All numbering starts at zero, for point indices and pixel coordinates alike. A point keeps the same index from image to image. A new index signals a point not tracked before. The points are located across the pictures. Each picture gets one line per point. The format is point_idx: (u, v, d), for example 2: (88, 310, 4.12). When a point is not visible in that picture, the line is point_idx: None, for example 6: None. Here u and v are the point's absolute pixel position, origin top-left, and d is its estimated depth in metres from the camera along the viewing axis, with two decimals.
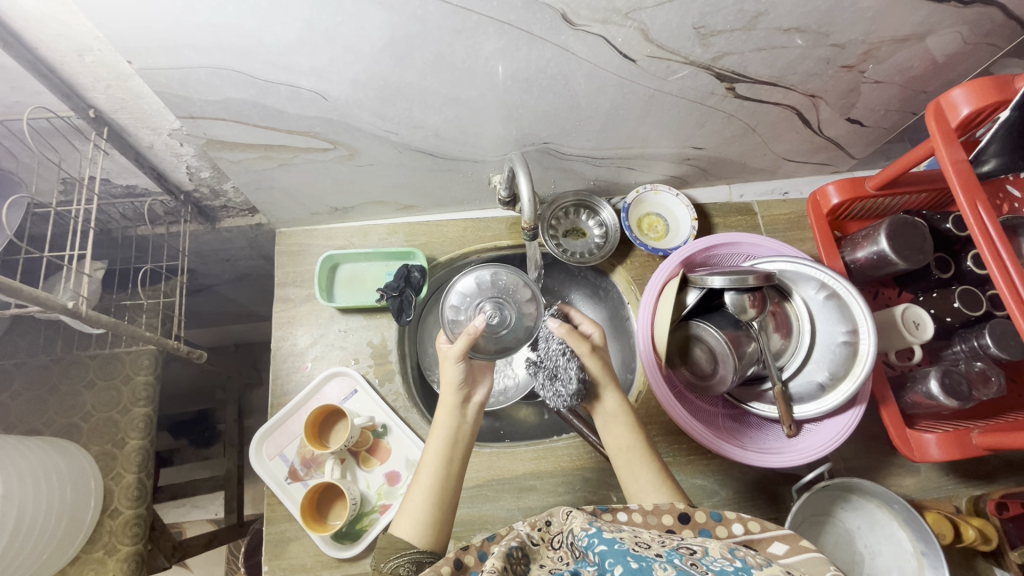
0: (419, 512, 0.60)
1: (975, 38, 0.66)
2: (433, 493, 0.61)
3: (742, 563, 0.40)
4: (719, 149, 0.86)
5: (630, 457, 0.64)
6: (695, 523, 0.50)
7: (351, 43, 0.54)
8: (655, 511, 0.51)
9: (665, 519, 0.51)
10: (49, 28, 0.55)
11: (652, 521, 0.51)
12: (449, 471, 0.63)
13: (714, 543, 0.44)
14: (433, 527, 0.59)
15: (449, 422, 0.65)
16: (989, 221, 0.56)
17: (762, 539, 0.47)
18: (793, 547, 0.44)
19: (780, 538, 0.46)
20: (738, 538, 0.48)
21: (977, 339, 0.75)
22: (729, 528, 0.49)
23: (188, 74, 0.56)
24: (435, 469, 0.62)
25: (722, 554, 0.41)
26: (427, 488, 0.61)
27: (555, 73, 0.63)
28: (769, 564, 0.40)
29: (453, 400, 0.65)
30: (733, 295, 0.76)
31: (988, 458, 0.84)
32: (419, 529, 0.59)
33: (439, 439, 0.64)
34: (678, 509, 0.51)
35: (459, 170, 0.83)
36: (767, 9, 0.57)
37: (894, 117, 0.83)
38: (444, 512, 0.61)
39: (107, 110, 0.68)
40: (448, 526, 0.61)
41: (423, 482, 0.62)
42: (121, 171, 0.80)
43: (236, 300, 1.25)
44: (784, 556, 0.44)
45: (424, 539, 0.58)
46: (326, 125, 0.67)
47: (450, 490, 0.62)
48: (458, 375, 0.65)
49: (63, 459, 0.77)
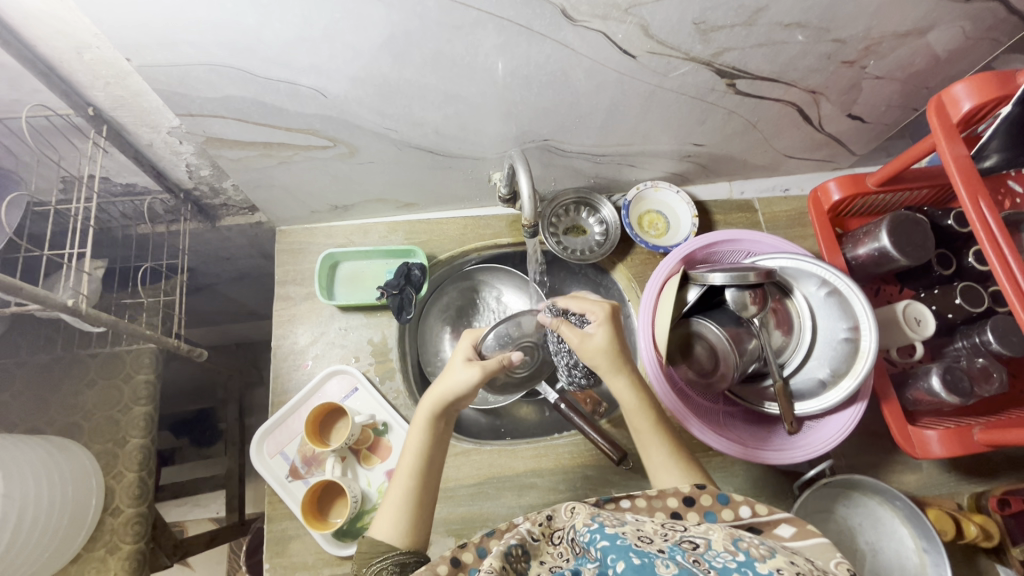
0: (396, 511, 0.60)
1: (976, 32, 0.66)
2: (412, 490, 0.61)
3: (745, 557, 0.39)
4: (720, 145, 0.86)
5: (644, 433, 0.64)
6: (700, 506, 0.51)
7: (349, 40, 0.54)
8: (659, 495, 0.51)
9: (670, 501, 0.51)
10: (47, 26, 0.55)
11: (657, 505, 0.51)
12: (426, 469, 0.63)
13: (717, 533, 0.44)
14: (412, 523, 0.59)
15: (425, 428, 0.65)
16: (990, 216, 0.56)
17: (770, 522, 0.47)
18: (800, 530, 0.45)
19: (787, 520, 0.46)
20: (744, 522, 0.48)
21: (978, 336, 0.74)
22: (736, 511, 0.49)
23: (187, 71, 0.56)
24: (413, 467, 0.63)
25: (725, 548, 0.41)
26: (404, 486, 0.62)
27: (554, 69, 0.63)
28: (773, 556, 0.39)
29: (433, 408, 0.65)
30: (734, 292, 0.75)
31: (990, 454, 0.83)
32: (399, 528, 0.59)
33: (415, 440, 0.64)
34: (683, 492, 0.51)
35: (459, 168, 0.83)
36: (768, 4, 0.57)
37: (896, 113, 0.83)
38: (423, 512, 0.61)
39: (106, 108, 0.68)
40: (427, 524, 0.61)
41: (401, 480, 0.62)
42: (121, 170, 0.79)
43: (236, 299, 1.25)
44: (791, 540, 0.45)
45: (404, 539, 0.58)
46: (325, 123, 0.67)
47: (428, 490, 0.62)
48: (466, 389, 0.65)
49: (64, 457, 0.77)
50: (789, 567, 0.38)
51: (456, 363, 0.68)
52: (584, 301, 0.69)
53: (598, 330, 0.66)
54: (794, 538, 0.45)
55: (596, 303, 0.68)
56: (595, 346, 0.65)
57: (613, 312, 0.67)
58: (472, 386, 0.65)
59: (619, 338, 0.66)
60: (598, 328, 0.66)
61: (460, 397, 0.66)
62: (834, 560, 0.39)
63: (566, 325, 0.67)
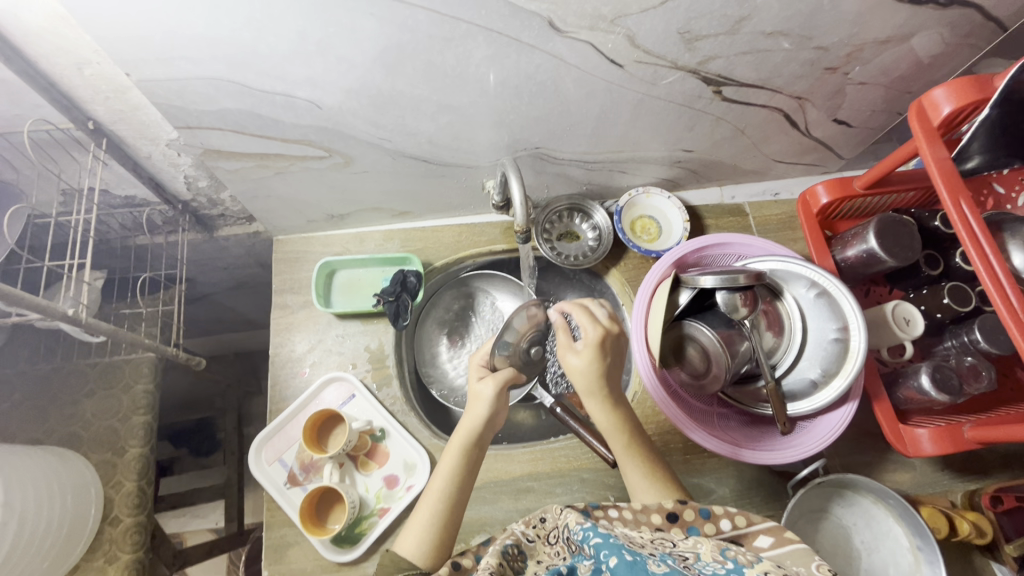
0: (422, 529, 0.61)
1: (956, 38, 0.68)
2: (439, 513, 0.62)
3: (734, 564, 0.41)
4: (709, 151, 0.88)
5: (620, 453, 0.65)
6: (683, 522, 0.52)
7: (344, 53, 0.56)
8: (644, 509, 0.53)
9: (654, 517, 0.52)
10: (49, 42, 0.57)
11: (642, 519, 0.52)
12: (456, 494, 0.64)
13: (705, 546, 0.45)
14: (435, 544, 0.61)
15: (459, 455, 0.66)
16: (972, 216, 0.57)
17: (750, 534, 0.49)
18: (779, 540, 0.46)
19: (767, 530, 0.48)
20: (725, 535, 0.50)
21: (967, 335, 0.76)
22: (716, 525, 0.51)
23: (185, 85, 0.57)
24: (442, 491, 0.64)
25: (715, 558, 0.42)
26: (433, 508, 0.63)
27: (544, 79, 0.65)
28: (760, 561, 0.41)
29: (470, 434, 0.66)
30: (724, 295, 0.76)
31: (982, 452, 0.84)
32: (423, 547, 0.60)
33: (448, 465, 0.65)
34: (667, 509, 0.52)
35: (453, 176, 0.85)
36: (751, 14, 0.59)
37: (880, 117, 0.84)
38: (448, 532, 0.62)
39: (106, 122, 0.69)
40: (450, 543, 0.62)
41: (430, 502, 0.63)
42: (120, 182, 0.81)
43: (234, 308, 1.26)
44: (769, 550, 0.46)
45: (427, 558, 0.60)
46: (320, 134, 0.69)
47: (455, 513, 0.63)
48: (490, 409, 0.67)
49: (64, 468, 0.78)
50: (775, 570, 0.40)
51: (476, 385, 0.69)
52: (581, 314, 0.65)
53: (583, 353, 0.64)
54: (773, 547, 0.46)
55: (591, 320, 0.65)
56: (575, 368, 0.64)
57: (606, 336, 0.64)
58: (493, 401, 0.68)
59: (603, 362, 0.64)
60: (585, 351, 0.63)
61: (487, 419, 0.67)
62: (815, 565, 0.40)
63: (564, 330, 0.66)
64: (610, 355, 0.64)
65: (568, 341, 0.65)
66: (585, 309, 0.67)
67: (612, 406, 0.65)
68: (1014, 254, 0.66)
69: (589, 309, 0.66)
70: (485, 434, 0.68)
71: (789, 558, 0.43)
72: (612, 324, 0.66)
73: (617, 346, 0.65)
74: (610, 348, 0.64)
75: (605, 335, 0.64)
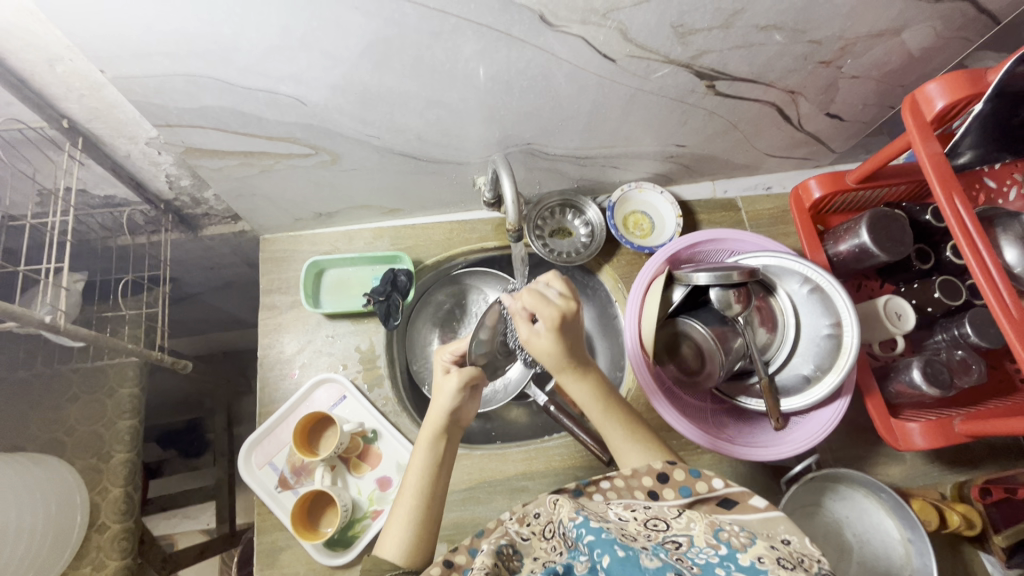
0: (401, 530, 0.61)
1: (948, 32, 0.67)
2: (417, 512, 0.62)
3: (727, 548, 0.43)
4: (702, 145, 0.87)
5: (598, 418, 0.64)
6: (675, 482, 0.53)
7: (328, 48, 0.54)
8: (635, 476, 0.54)
9: (645, 481, 0.54)
10: (17, 37, 0.54)
11: (634, 485, 0.54)
12: (433, 490, 0.64)
13: (698, 526, 0.47)
14: (416, 544, 0.61)
15: (430, 448, 0.66)
16: (966, 212, 0.57)
17: (743, 492, 0.50)
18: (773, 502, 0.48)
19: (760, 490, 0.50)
20: (717, 492, 0.51)
21: (958, 328, 0.76)
22: (708, 483, 0.52)
23: (164, 82, 0.55)
24: (417, 490, 0.64)
25: (708, 542, 0.44)
26: (410, 507, 0.62)
27: (535, 74, 0.63)
28: (754, 543, 0.43)
29: (439, 425, 0.66)
30: (718, 291, 0.74)
31: (971, 445, 0.85)
32: (403, 546, 0.60)
33: (419, 461, 0.66)
34: (656, 471, 0.54)
35: (443, 172, 0.83)
36: (743, 7, 0.58)
37: (873, 111, 0.84)
38: (428, 530, 0.62)
39: (81, 119, 0.67)
40: (431, 543, 0.62)
41: (406, 503, 0.63)
42: (98, 181, 0.78)
43: (221, 307, 1.23)
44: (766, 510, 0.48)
45: (409, 558, 0.60)
46: (306, 131, 0.67)
47: (432, 510, 0.63)
48: (454, 401, 0.66)
49: (46, 476, 0.76)
50: (769, 552, 0.42)
51: (440, 378, 0.68)
52: (526, 296, 0.60)
53: (543, 331, 0.59)
54: (767, 507, 0.48)
55: (538, 301, 0.58)
56: (540, 349, 0.60)
57: (564, 313, 0.58)
58: (454, 400, 0.66)
59: (562, 339, 0.59)
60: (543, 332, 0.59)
61: (453, 412, 0.67)
62: (806, 539, 0.43)
63: (519, 317, 0.61)
64: (573, 330, 0.60)
65: (523, 320, 0.60)
66: (532, 290, 0.60)
67: (586, 374, 0.63)
68: (1006, 249, 0.66)
69: (535, 290, 0.60)
70: (455, 423, 0.68)
71: (779, 523, 0.46)
72: (566, 301, 0.59)
73: (577, 320, 0.60)
74: (572, 321, 0.59)
75: (563, 314, 0.58)
